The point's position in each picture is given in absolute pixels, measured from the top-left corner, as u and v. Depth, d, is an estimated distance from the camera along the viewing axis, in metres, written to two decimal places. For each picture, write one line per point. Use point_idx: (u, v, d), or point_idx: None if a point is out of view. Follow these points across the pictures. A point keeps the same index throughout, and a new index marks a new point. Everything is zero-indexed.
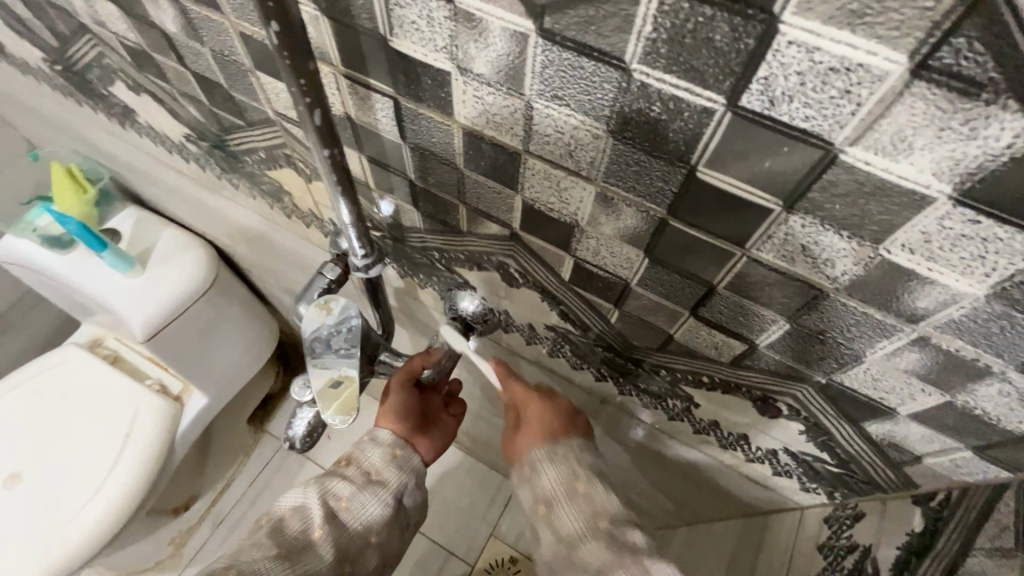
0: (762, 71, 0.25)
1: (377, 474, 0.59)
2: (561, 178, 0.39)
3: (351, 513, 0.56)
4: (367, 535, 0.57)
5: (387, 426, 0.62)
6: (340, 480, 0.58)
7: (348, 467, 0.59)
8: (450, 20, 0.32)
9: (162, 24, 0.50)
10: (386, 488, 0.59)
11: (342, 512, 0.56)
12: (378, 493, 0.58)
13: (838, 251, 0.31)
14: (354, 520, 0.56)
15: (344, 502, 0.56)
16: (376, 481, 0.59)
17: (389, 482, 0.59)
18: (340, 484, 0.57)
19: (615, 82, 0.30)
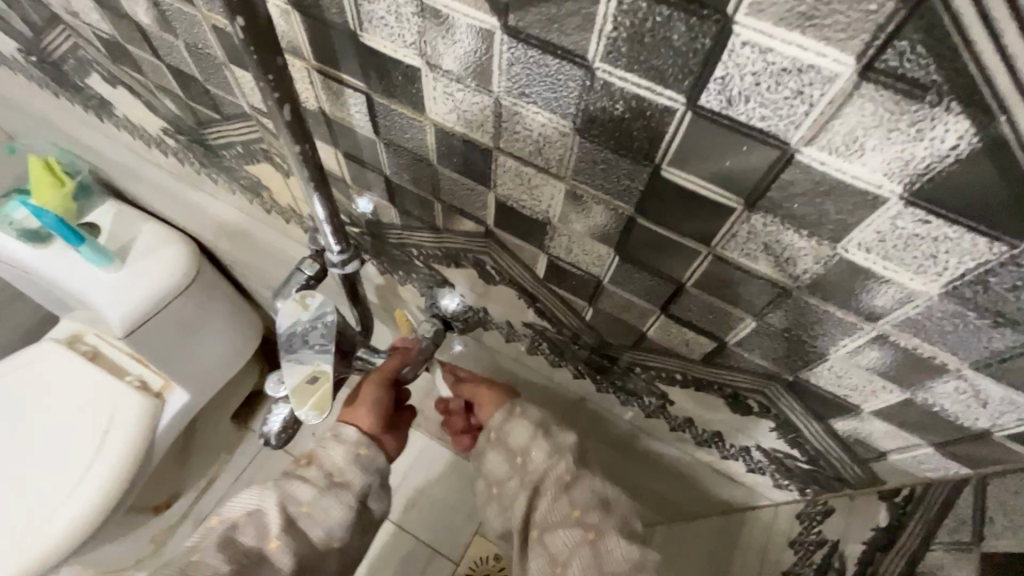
0: (719, 71, 0.25)
1: (340, 477, 0.60)
2: (532, 175, 0.39)
3: (313, 517, 0.58)
4: (331, 540, 0.59)
5: (355, 424, 0.62)
6: (302, 483, 0.59)
7: (309, 467, 0.60)
8: (418, 16, 0.32)
9: (135, 16, 0.50)
10: (349, 492, 0.60)
11: (302, 518, 0.58)
12: (340, 497, 0.59)
13: (799, 250, 0.32)
14: (316, 525, 0.58)
15: (305, 507, 0.58)
16: (339, 484, 0.60)
17: (352, 485, 0.60)
18: (300, 487, 0.59)
19: (579, 80, 0.30)
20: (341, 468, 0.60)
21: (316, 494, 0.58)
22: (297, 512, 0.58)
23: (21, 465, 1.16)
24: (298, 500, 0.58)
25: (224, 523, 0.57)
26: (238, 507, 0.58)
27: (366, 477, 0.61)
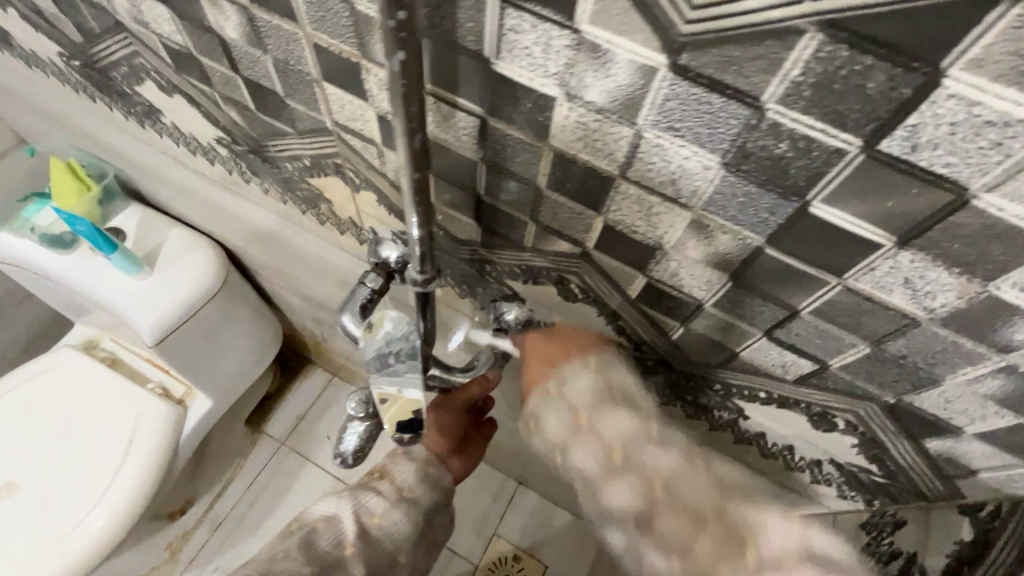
0: (911, 119, 0.26)
1: (409, 491, 0.60)
2: (654, 204, 0.39)
3: (383, 529, 0.58)
4: (396, 553, 0.59)
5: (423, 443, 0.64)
6: (374, 495, 0.59)
7: (381, 481, 0.61)
8: (570, 49, 0.32)
9: (222, 30, 0.48)
10: (417, 506, 0.61)
11: (374, 529, 0.58)
12: (408, 510, 0.60)
13: (943, 285, 0.32)
14: (385, 537, 0.58)
15: (377, 518, 0.58)
16: (408, 498, 0.60)
17: (419, 500, 0.61)
18: (373, 499, 0.59)
19: (743, 119, 0.30)
20: (411, 484, 0.60)
21: (388, 505, 0.59)
22: (370, 522, 0.58)
23: (42, 475, 1.13)
24: (367, 511, 0.58)
25: (305, 525, 0.58)
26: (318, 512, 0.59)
27: (433, 494, 0.62)
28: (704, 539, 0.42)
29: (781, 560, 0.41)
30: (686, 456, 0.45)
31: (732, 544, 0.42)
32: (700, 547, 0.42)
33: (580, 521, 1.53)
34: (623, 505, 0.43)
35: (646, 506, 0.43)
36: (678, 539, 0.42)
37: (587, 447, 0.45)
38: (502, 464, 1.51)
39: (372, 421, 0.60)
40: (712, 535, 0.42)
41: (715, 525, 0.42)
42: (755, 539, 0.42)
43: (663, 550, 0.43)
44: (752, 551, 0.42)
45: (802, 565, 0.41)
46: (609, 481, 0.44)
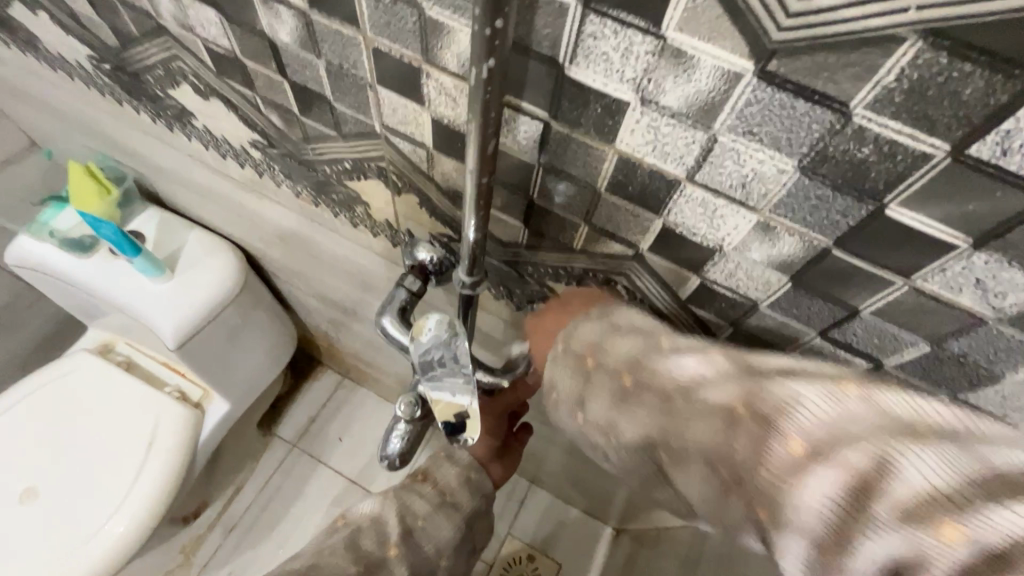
0: (1006, 125, 0.26)
1: (451, 495, 0.61)
2: (720, 206, 0.39)
3: (427, 531, 0.57)
4: (438, 557, 0.57)
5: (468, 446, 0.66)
6: (419, 497, 0.60)
7: (425, 484, 0.62)
8: (652, 54, 0.32)
9: (274, 34, 0.48)
10: (459, 511, 0.61)
11: (418, 531, 0.57)
12: (450, 514, 0.60)
13: (1016, 285, 0.33)
14: (428, 538, 0.57)
15: (421, 521, 0.58)
16: (450, 501, 0.61)
17: (461, 504, 0.62)
18: (418, 501, 0.59)
19: (826, 123, 0.30)
20: (452, 488, 0.62)
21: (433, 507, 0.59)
22: (413, 525, 0.57)
23: (63, 480, 1.12)
24: (411, 513, 0.58)
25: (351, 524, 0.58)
26: (362, 513, 0.58)
27: (474, 499, 0.62)
28: (738, 440, 0.34)
29: (847, 434, 0.31)
30: (702, 357, 0.40)
31: (776, 440, 0.33)
32: (739, 453, 0.34)
33: (594, 520, 1.54)
34: (647, 429, 0.40)
35: (667, 427, 0.39)
36: (707, 450, 0.36)
37: (597, 391, 0.44)
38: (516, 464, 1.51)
39: (417, 424, 0.59)
40: (750, 433, 0.34)
41: (743, 423, 0.34)
42: (810, 421, 0.32)
43: (702, 466, 0.36)
44: (806, 437, 0.32)
45: (879, 436, 0.30)
46: (629, 409, 0.42)
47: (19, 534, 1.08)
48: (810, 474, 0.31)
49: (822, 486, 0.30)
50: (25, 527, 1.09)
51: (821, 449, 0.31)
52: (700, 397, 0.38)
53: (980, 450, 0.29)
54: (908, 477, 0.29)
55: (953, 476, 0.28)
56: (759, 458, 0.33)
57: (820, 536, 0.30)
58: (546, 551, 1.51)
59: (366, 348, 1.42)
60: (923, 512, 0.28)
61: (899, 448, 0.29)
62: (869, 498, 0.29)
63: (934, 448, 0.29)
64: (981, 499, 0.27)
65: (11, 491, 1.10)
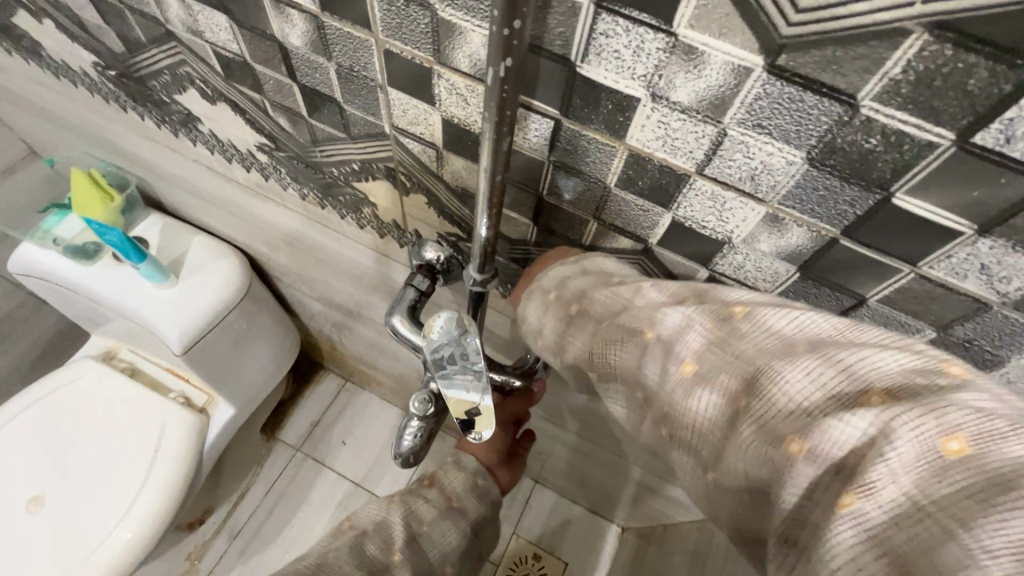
0: (1009, 113, 0.27)
1: (457, 501, 0.60)
2: (729, 199, 0.40)
3: (432, 538, 0.56)
4: (444, 564, 0.56)
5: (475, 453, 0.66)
6: (424, 502, 0.59)
7: (430, 488, 0.61)
8: (663, 51, 0.33)
9: (284, 38, 0.49)
10: (464, 518, 0.60)
11: (422, 537, 0.56)
12: (456, 522, 0.59)
13: (1020, 269, 0.34)
14: (433, 546, 0.56)
15: (425, 526, 0.56)
16: (456, 508, 0.60)
17: (467, 511, 0.60)
18: (422, 505, 0.58)
19: (835, 116, 0.31)
20: (460, 494, 0.61)
21: (438, 514, 0.58)
22: (417, 529, 0.56)
23: (70, 488, 1.12)
24: (417, 518, 0.57)
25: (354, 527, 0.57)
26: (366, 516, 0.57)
27: (479, 504, 0.62)
28: (650, 364, 0.36)
29: (730, 357, 0.31)
30: (635, 287, 0.41)
31: (671, 361, 0.34)
32: (648, 375, 0.36)
33: (599, 518, 1.54)
34: (584, 354, 0.42)
35: (596, 350, 0.40)
36: (627, 373, 0.37)
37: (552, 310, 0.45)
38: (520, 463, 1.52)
39: (430, 420, 0.60)
40: (655, 355, 0.35)
41: (655, 348, 0.35)
42: (699, 343, 0.33)
43: (624, 386, 0.39)
44: (697, 359, 0.33)
45: (759, 357, 0.31)
46: (574, 331, 0.43)
47: (26, 543, 1.08)
48: (697, 396, 0.32)
49: (702, 406, 0.32)
50: (33, 535, 1.08)
51: (705, 370, 0.32)
52: (642, 308, 0.39)
53: (846, 359, 0.28)
54: (775, 394, 0.28)
55: (811, 391, 0.27)
56: (661, 383, 0.35)
57: (704, 449, 0.32)
58: (552, 549, 1.52)
59: (369, 350, 1.42)
60: (776, 428, 0.28)
61: (767, 366, 0.29)
62: (736, 414, 0.30)
63: (799, 364, 0.28)
64: (835, 410, 0.26)
65: (18, 500, 1.10)
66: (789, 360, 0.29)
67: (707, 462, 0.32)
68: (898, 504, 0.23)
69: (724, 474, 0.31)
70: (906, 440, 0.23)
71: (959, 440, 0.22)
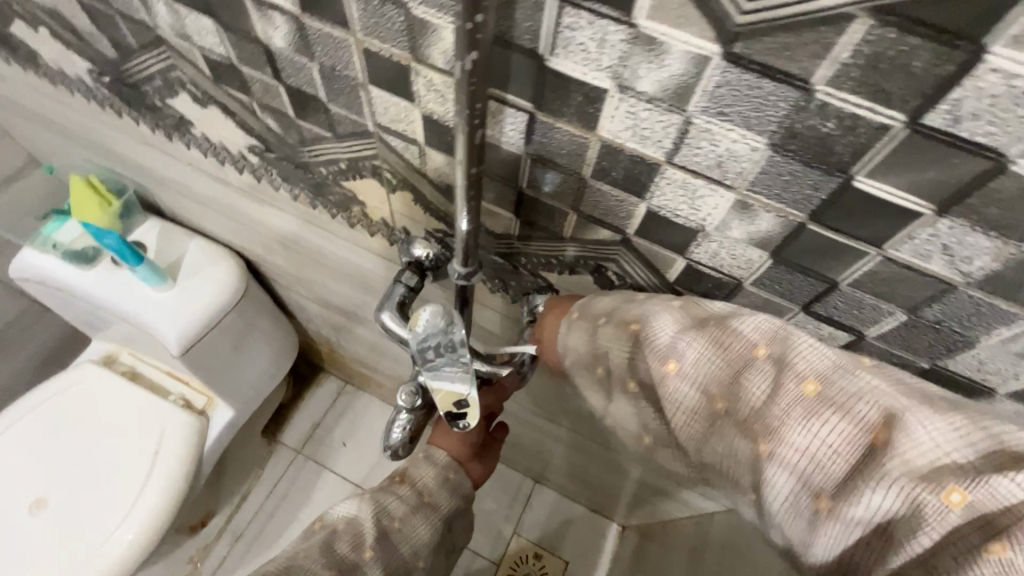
0: (954, 94, 0.28)
1: (429, 496, 0.56)
2: (699, 187, 0.41)
3: (403, 534, 0.53)
4: (417, 560, 0.54)
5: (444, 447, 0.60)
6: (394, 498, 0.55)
7: (401, 485, 0.57)
8: (626, 42, 0.34)
9: (269, 40, 0.50)
10: (438, 513, 0.56)
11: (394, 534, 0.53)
12: (428, 517, 0.56)
13: (980, 249, 0.35)
14: (406, 542, 0.53)
15: (397, 523, 0.53)
16: (427, 504, 0.56)
17: (439, 506, 0.57)
18: (393, 502, 0.55)
19: (792, 101, 0.32)
20: (431, 489, 0.57)
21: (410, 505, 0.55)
22: (389, 527, 0.53)
23: (71, 491, 1.14)
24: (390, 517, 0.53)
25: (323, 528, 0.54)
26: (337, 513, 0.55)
27: (454, 499, 0.58)
28: (755, 381, 0.35)
29: (859, 390, 0.32)
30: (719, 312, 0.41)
31: (792, 380, 0.34)
32: (754, 392, 0.35)
33: (599, 516, 1.55)
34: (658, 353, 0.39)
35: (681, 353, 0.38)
36: (719, 382, 0.37)
37: (616, 317, 0.45)
38: (520, 462, 1.53)
39: (419, 413, 0.61)
40: (765, 373, 0.35)
41: (767, 366, 0.35)
42: (828, 369, 0.33)
43: (705, 395, 0.37)
44: (825, 383, 0.33)
45: (889, 394, 0.32)
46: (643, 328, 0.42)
47: (29, 544, 1.09)
48: (823, 420, 0.32)
49: (839, 432, 0.31)
50: (35, 537, 1.10)
51: (834, 396, 0.32)
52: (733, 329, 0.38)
53: (991, 428, 0.30)
54: (916, 436, 0.30)
55: (957, 442, 0.29)
56: (775, 402, 0.34)
57: (819, 477, 0.32)
58: (552, 548, 1.52)
59: (368, 353, 1.43)
60: (930, 473, 0.29)
61: (907, 407, 0.31)
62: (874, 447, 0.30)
63: (947, 421, 0.30)
64: (988, 470, 0.28)
65: (20, 503, 1.12)
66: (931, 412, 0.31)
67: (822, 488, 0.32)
68: None
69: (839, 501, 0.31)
70: None
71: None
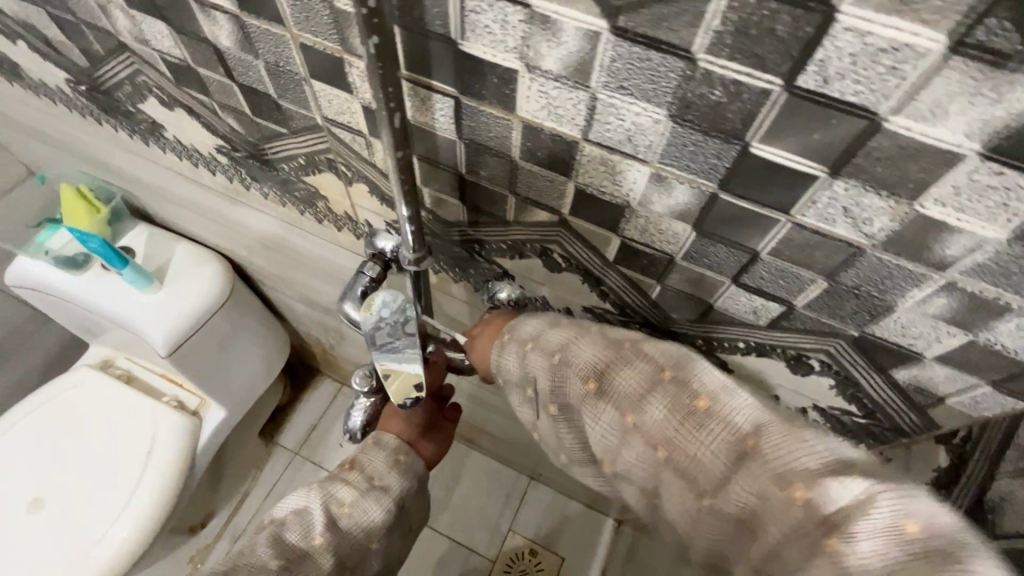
0: (818, 55, 0.29)
1: (379, 480, 0.57)
2: (617, 162, 0.43)
3: (355, 519, 0.54)
4: (369, 542, 0.55)
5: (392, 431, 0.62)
6: (343, 485, 0.56)
7: (350, 472, 0.57)
8: (525, 23, 0.36)
9: (216, 40, 0.53)
10: (388, 495, 0.56)
11: (344, 519, 0.53)
12: (380, 500, 0.56)
13: (877, 210, 0.36)
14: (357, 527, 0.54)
15: (346, 508, 0.54)
16: (378, 487, 0.56)
17: (391, 488, 0.57)
18: (342, 489, 0.55)
19: (679, 71, 0.34)
20: (381, 472, 0.57)
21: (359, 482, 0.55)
22: (338, 512, 0.54)
23: (69, 490, 1.17)
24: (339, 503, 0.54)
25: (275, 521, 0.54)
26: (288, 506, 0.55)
27: (405, 481, 0.58)
28: (655, 401, 0.39)
29: (738, 404, 0.37)
30: (641, 337, 0.45)
31: (687, 397, 0.38)
32: (654, 408, 0.39)
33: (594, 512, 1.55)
34: (592, 363, 0.43)
35: (603, 370, 0.43)
36: (627, 396, 0.40)
37: (563, 327, 0.49)
38: (514, 458, 1.53)
39: (377, 396, 0.63)
40: (668, 390, 0.39)
41: (667, 386, 0.39)
42: (715, 389, 0.38)
43: (615, 409, 0.41)
44: (712, 399, 0.37)
45: (761, 410, 0.36)
46: (580, 343, 0.46)
47: (28, 544, 1.13)
48: (704, 430, 0.36)
49: (716, 440, 0.36)
50: (33, 536, 1.13)
51: (718, 411, 0.37)
52: (637, 356, 0.42)
53: (836, 442, 0.34)
54: (778, 445, 0.34)
55: (807, 450, 0.33)
56: (670, 412, 0.38)
57: (703, 476, 0.36)
58: (547, 545, 1.52)
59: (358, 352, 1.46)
60: (783, 472, 0.33)
61: (777, 422, 0.35)
62: (744, 451, 0.35)
63: (802, 432, 0.34)
64: (824, 470, 0.32)
65: (19, 503, 1.15)
66: (795, 426, 0.35)
67: (704, 490, 0.37)
68: (865, 546, 0.29)
69: (718, 501, 0.36)
70: (891, 501, 0.30)
71: (913, 522, 0.29)
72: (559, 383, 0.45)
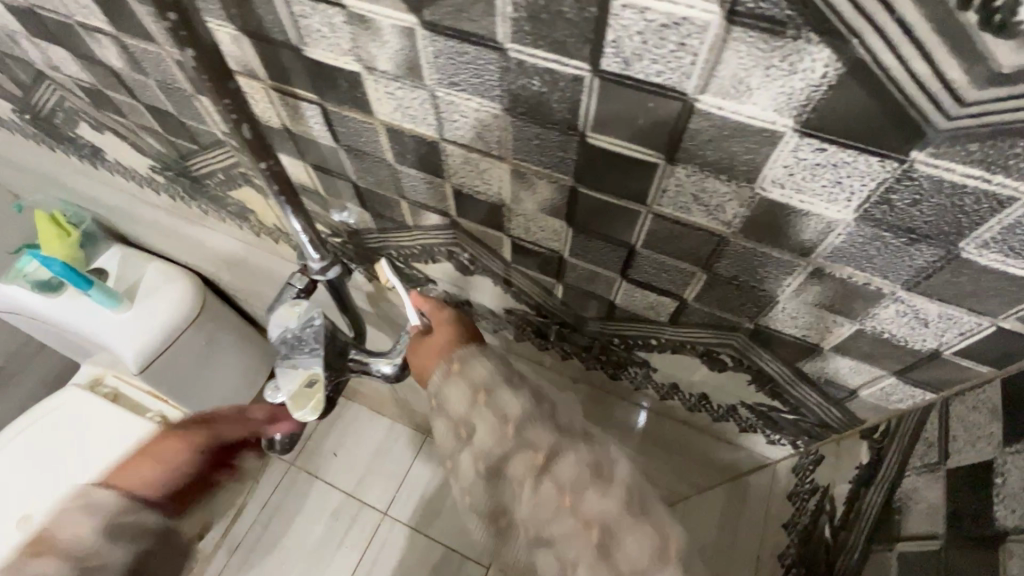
0: (610, 36, 0.28)
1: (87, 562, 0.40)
2: (478, 161, 0.41)
3: None
4: None
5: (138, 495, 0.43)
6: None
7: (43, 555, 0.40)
8: (348, 24, 0.35)
9: (109, 61, 0.53)
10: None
11: None
12: None
13: (723, 195, 0.34)
14: None
15: None
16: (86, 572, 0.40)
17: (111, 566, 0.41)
18: None
19: (497, 62, 0.32)
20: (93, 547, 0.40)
21: (101, 538, 0.41)
22: None
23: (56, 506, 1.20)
24: None
25: None
26: None
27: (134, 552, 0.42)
28: (602, 491, 0.38)
29: (656, 514, 0.39)
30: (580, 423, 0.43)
31: (625, 494, 0.38)
32: (597, 496, 0.37)
33: None
34: (543, 442, 0.39)
35: (558, 450, 0.39)
36: (570, 479, 0.38)
37: (518, 389, 0.41)
38: None
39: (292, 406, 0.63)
40: (610, 482, 0.39)
41: (610, 480, 0.39)
42: (639, 489, 0.40)
43: (553, 490, 0.37)
44: (642, 505, 0.39)
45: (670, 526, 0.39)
46: (535, 420, 0.40)
47: None
48: (637, 531, 0.37)
49: (647, 544, 0.37)
50: None
51: (647, 515, 0.38)
52: (584, 442, 0.41)
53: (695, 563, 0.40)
54: (679, 558, 0.38)
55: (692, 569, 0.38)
56: (613, 505, 0.37)
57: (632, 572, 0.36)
58: None
59: None
60: None
61: (679, 539, 0.39)
62: (665, 559, 0.36)
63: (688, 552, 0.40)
64: None
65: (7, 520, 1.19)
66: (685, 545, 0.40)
67: None
68: None
69: None
70: None
71: None
72: (501, 456, 0.39)
